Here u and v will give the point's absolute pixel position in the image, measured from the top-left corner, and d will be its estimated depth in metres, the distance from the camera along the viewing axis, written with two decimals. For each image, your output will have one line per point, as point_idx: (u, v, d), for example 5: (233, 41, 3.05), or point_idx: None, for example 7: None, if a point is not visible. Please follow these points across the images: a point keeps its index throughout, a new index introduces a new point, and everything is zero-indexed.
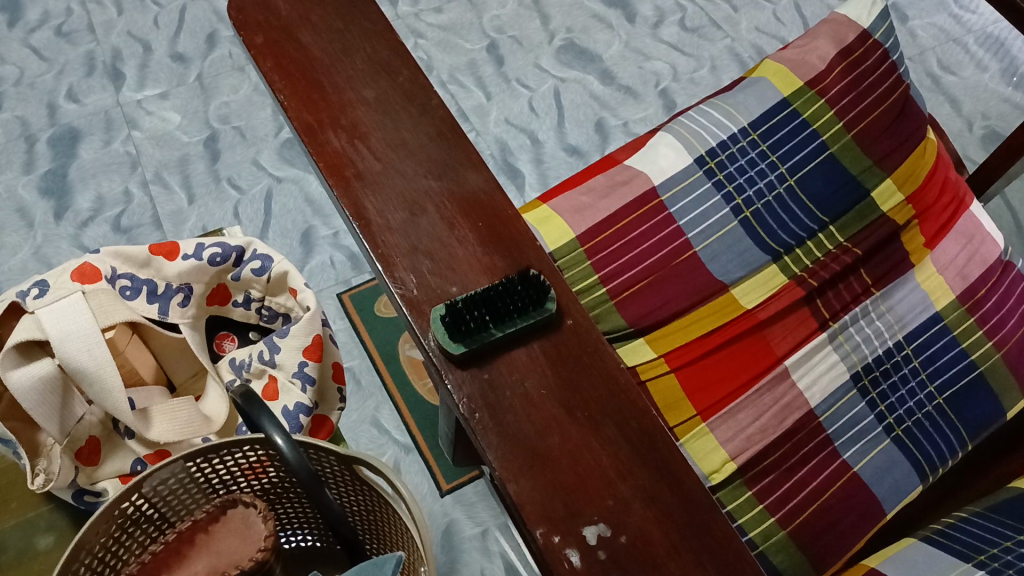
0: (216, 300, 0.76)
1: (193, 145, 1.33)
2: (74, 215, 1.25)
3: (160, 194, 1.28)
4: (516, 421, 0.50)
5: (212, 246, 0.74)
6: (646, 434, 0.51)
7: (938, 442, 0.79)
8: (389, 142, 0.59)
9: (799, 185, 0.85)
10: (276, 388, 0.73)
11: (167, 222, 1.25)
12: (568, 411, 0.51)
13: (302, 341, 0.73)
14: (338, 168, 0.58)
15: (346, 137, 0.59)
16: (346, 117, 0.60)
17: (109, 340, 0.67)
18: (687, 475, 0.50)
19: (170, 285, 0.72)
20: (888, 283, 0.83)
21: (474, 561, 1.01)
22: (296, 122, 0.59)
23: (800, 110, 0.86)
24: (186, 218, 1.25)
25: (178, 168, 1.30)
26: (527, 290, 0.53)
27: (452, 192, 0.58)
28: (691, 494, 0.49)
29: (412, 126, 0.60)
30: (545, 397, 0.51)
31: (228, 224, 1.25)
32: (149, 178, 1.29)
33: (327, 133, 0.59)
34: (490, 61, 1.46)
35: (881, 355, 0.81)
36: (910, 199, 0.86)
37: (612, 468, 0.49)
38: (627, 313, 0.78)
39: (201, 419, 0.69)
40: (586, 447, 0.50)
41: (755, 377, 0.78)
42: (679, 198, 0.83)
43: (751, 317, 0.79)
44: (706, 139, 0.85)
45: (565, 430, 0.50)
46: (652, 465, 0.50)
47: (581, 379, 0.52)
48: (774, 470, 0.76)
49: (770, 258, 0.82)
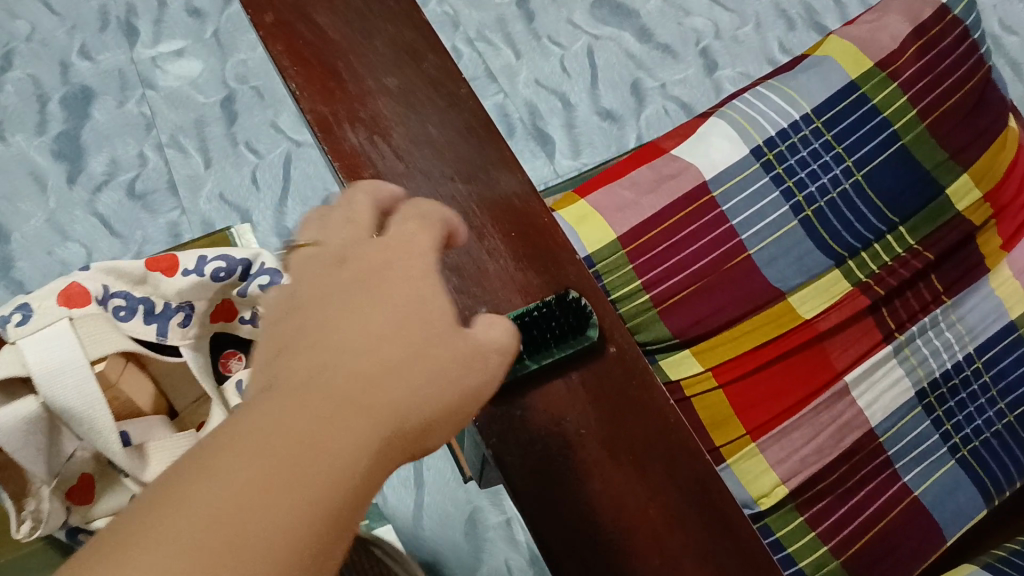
0: (221, 316, 0.57)
1: (209, 106, 1.19)
2: (87, 179, 1.12)
3: (175, 159, 1.15)
4: (551, 469, 0.44)
5: (217, 258, 0.55)
6: (698, 480, 0.46)
7: (1005, 463, 0.74)
8: (412, 139, 0.52)
9: (867, 179, 0.75)
10: None
11: (184, 188, 1.13)
12: (612, 454, 0.45)
13: None
14: (355, 169, 0.51)
15: (365, 133, 0.52)
16: (366, 110, 0.53)
17: (97, 373, 0.52)
18: (743, 525, 0.45)
19: (169, 304, 0.55)
20: (960, 291, 0.75)
21: (499, 551, 0.89)
22: (311, 114, 0.52)
23: (870, 95, 0.77)
24: (203, 184, 1.13)
25: (195, 131, 1.17)
26: (563, 316, 0.47)
27: (482, 197, 0.51)
28: (746, 547, 0.45)
29: (439, 120, 0.53)
30: (585, 438, 0.45)
31: (248, 193, 1.13)
32: (164, 140, 1.16)
33: (343, 129, 0.52)
34: (521, 17, 1.32)
35: (950, 369, 0.75)
36: (987, 197, 0.76)
37: (661, 521, 0.45)
38: (672, 322, 0.71)
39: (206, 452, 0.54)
40: (631, 496, 0.45)
41: (812, 393, 0.72)
42: (733, 194, 0.74)
43: (810, 329, 0.72)
44: (765, 127, 0.76)
45: (607, 476, 0.45)
46: (704, 516, 0.45)
47: (625, 416, 0.46)
48: (830, 492, 0.71)
49: (833, 262, 0.74)
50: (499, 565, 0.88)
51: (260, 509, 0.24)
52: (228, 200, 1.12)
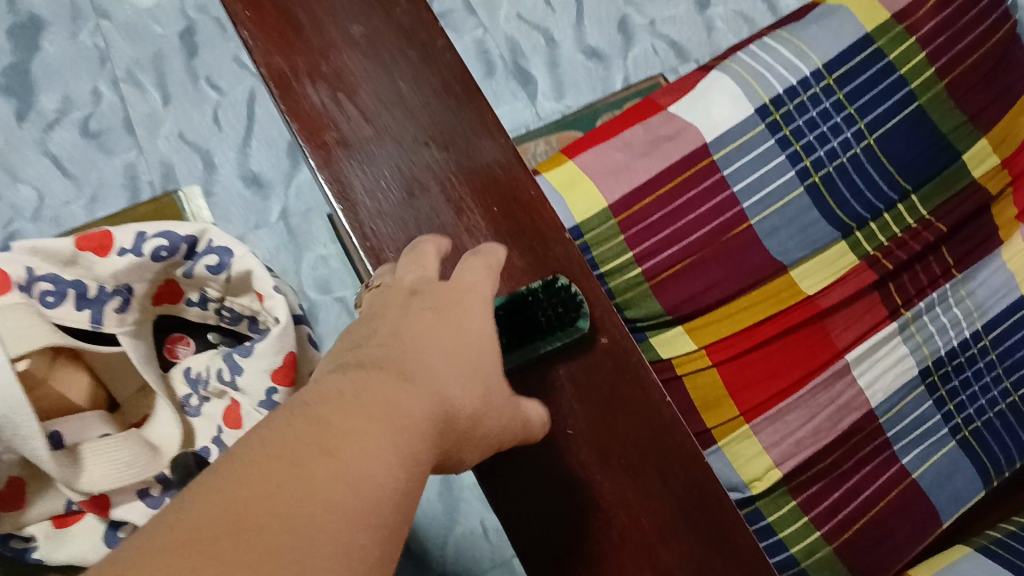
0: (165, 298, 0.52)
1: (167, 37, 0.96)
2: (37, 115, 0.91)
3: (133, 97, 0.93)
4: (531, 475, 0.39)
5: (156, 235, 0.48)
6: (697, 488, 0.40)
7: (1006, 443, 0.71)
8: (381, 98, 0.45)
9: (879, 144, 0.70)
10: (240, 415, 0.50)
11: (141, 128, 0.92)
12: (601, 457, 0.40)
13: (269, 362, 0.47)
14: (317, 133, 0.44)
15: (328, 89, 0.45)
16: (329, 64, 0.45)
17: (21, 372, 0.45)
18: (744, 542, 0.40)
19: (104, 287, 0.48)
20: (971, 265, 0.71)
21: (473, 510, 0.79)
22: (265, 68, 0.45)
23: (885, 50, 0.70)
24: (161, 122, 0.93)
25: (153, 66, 0.95)
26: (554, 303, 0.42)
27: (461, 166, 0.45)
28: (752, 567, 0.39)
29: (412, 78, 0.46)
30: (571, 439, 0.40)
31: (207, 133, 0.93)
32: (121, 75, 0.94)
33: (302, 85, 0.45)
34: None
35: (955, 347, 0.71)
36: (1005, 163, 0.72)
37: (655, 536, 0.39)
38: (665, 298, 0.66)
39: (146, 451, 0.49)
40: (622, 507, 0.39)
41: (813, 373, 0.67)
42: (734, 157, 0.68)
43: (813, 305, 0.67)
44: (772, 84, 0.69)
45: (595, 482, 0.39)
46: (703, 530, 0.39)
47: (617, 415, 0.41)
48: (825, 476, 0.67)
49: (839, 233, 0.68)
50: (474, 527, 0.78)
51: (267, 526, 0.19)
52: (190, 141, 0.92)
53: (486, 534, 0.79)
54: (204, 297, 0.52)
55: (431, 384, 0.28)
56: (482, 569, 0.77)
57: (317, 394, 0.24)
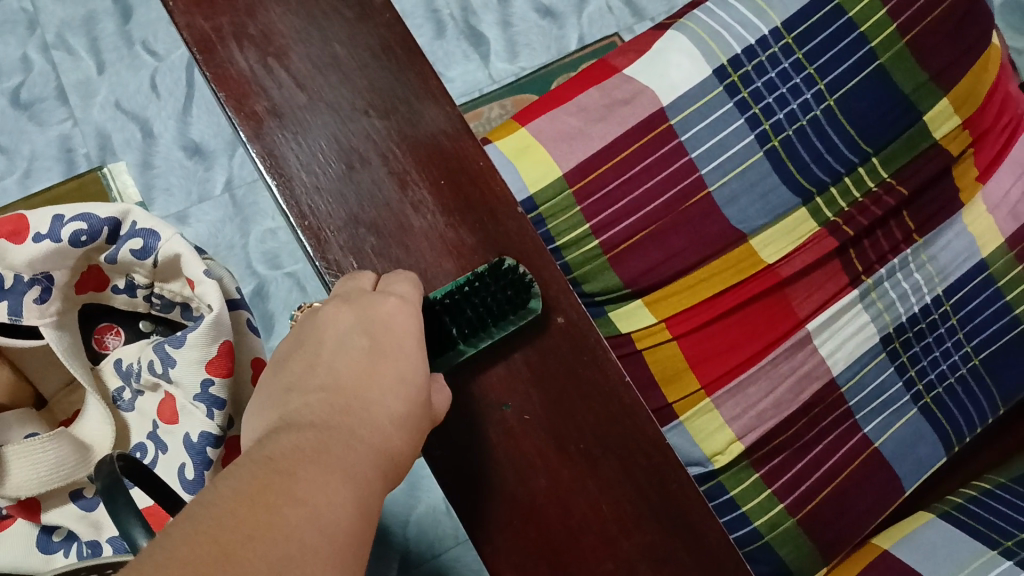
0: (87, 286, 0.48)
1: None
2: None
3: (63, 62, 0.88)
4: (496, 468, 0.42)
5: (74, 219, 0.45)
6: (653, 471, 0.44)
7: (969, 410, 0.71)
8: (312, 63, 0.43)
9: (840, 105, 0.67)
10: (175, 410, 0.47)
11: (75, 95, 0.87)
12: (561, 447, 0.43)
13: (200, 354, 0.44)
14: (245, 102, 0.42)
15: (257, 56, 0.42)
16: (256, 24, 0.43)
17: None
18: (700, 520, 0.45)
19: (21, 277, 0.45)
20: (932, 228, 0.69)
21: (436, 487, 0.78)
22: (188, 31, 0.42)
23: (846, 6, 0.68)
24: (96, 91, 0.88)
25: (83, 27, 0.90)
26: (504, 285, 0.42)
27: (403, 135, 0.43)
28: (701, 541, 0.45)
29: (347, 39, 0.44)
30: (533, 428, 0.43)
31: (145, 103, 0.88)
32: (51, 40, 0.89)
33: (228, 49, 0.42)
34: None
35: (917, 313, 0.70)
36: (967, 123, 0.69)
37: (614, 519, 0.43)
38: (623, 270, 0.63)
39: (78, 452, 0.45)
40: (582, 492, 0.43)
41: (774, 344, 0.66)
42: (693, 122, 0.65)
43: (773, 275, 0.65)
44: (729, 43, 0.66)
45: (555, 471, 0.43)
46: (658, 512, 0.44)
47: (576, 404, 0.44)
48: (787, 447, 0.67)
49: (800, 199, 0.66)
50: (436, 503, 0.77)
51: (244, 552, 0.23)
52: (126, 109, 0.88)
53: (448, 511, 0.78)
54: (131, 284, 0.48)
55: (376, 434, 0.31)
56: (445, 546, 0.76)
57: (272, 452, 0.28)
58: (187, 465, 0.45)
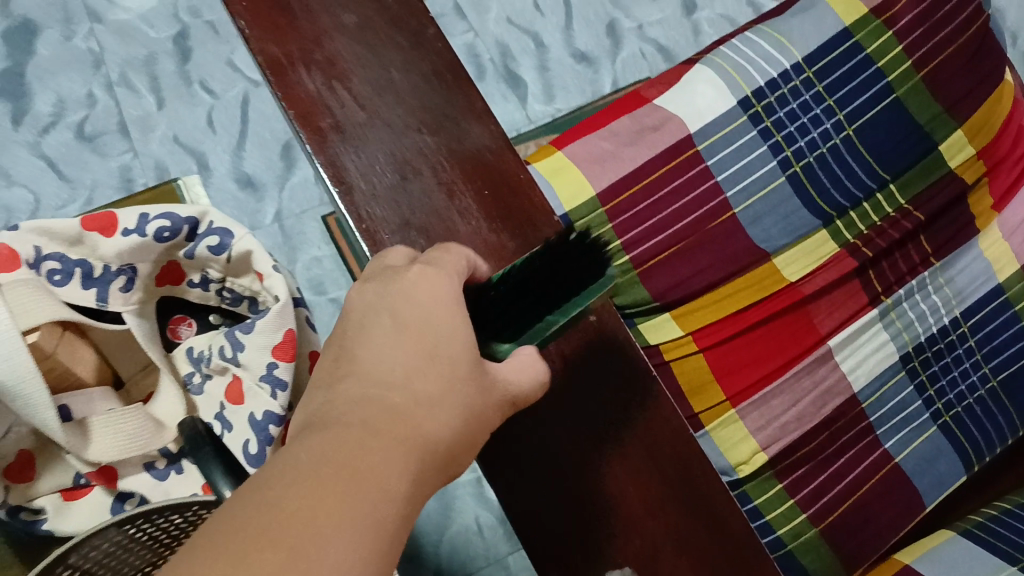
0: (165, 280, 0.53)
1: (160, 41, 0.98)
2: (32, 119, 0.92)
3: (126, 98, 0.94)
4: (527, 448, 0.46)
5: (159, 216, 0.50)
6: (680, 461, 0.47)
7: (987, 428, 0.73)
8: (372, 84, 0.49)
9: (858, 134, 0.72)
10: (242, 391, 0.51)
11: (135, 130, 0.93)
12: (590, 434, 0.46)
13: (269, 337, 0.49)
14: (311, 119, 0.47)
15: (322, 78, 0.48)
16: (321, 51, 0.49)
17: (30, 345, 0.46)
18: (726, 512, 0.47)
19: (109, 267, 0.50)
20: (949, 252, 0.72)
21: (468, 508, 0.81)
22: (261, 55, 0.48)
23: (864, 43, 0.72)
24: (154, 125, 0.94)
25: (144, 67, 0.96)
26: (570, 253, 0.38)
27: (451, 150, 0.48)
28: (728, 533, 0.47)
29: (402, 64, 0.50)
30: (564, 415, 0.46)
31: (202, 135, 0.94)
32: (114, 78, 0.95)
33: (297, 72, 0.48)
34: None
35: (935, 334, 0.72)
36: (982, 153, 0.73)
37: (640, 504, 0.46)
38: (653, 285, 0.67)
39: (152, 426, 0.51)
40: (610, 476, 0.46)
41: (796, 359, 0.69)
42: (718, 148, 0.70)
43: (795, 292, 0.69)
44: (753, 76, 0.71)
45: (585, 456, 0.46)
46: (685, 500, 0.47)
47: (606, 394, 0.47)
48: (809, 460, 0.70)
49: (820, 222, 0.70)
50: (468, 524, 0.80)
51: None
52: (184, 144, 0.93)
53: (480, 531, 0.81)
54: (206, 278, 0.53)
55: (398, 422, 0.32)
56: (476, 566, 0.79)
57: (306, 451, 0.30)
58: (252, 441, 0.49)
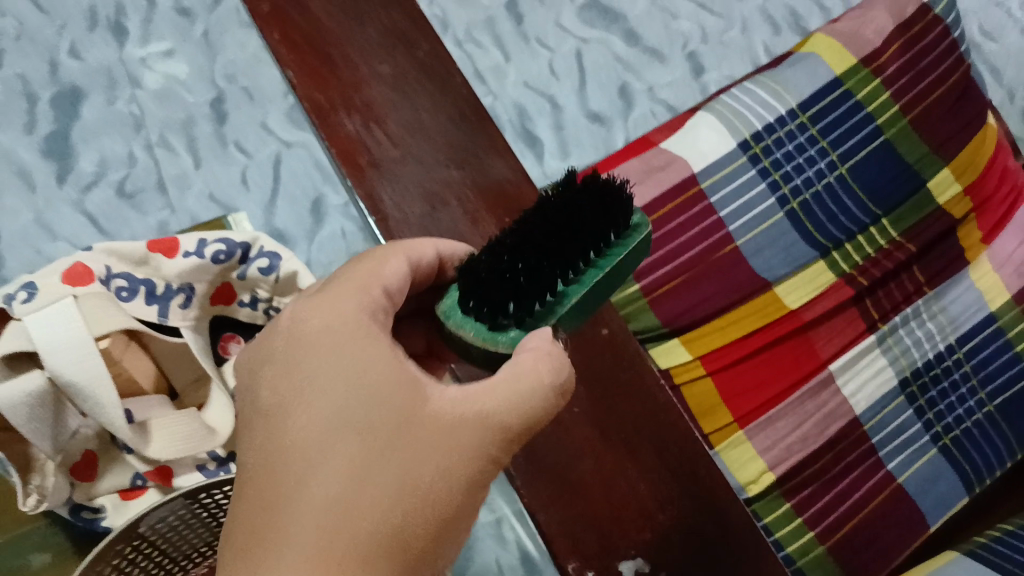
0: (220, 299, 0.59)
1: (196, 103, 0.89)
2: (75, 178, 0.84)
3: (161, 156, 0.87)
4: (552, 451, 0.51)
5: (216, 241, 0.56)
6: (685, 459, 0.52)
7: (986, 452, 0.76)
8: (406, 126, 0.55)
9: (851, 173, 0.78)
10: None
11: (172, 188, 0.86)
12: (604, 435, 0.52)
13: None
14: (352, 156, 0.53)
15: (360, 120, 0.54)
16: (360, 97, 0.55)
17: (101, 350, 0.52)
18: (728, 506, 0.52)
19: (170, 285, 0.56)
20: (941, 282, 0.77)
21: None
22: (305, 101, 0.54)
23: (853, 90, 0.79)
24: (190, 185, 0.86)
25: (178, 127, 0.88)
26: (590, 200, 0.40)
27: (475, 182, 0.55)
28: (729, 522, 0.52)
29: (431, 108, 0.56)
30: (580, 419, 0.52)
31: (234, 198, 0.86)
32: (153, 139, 0.87)
33: (338, 115, 0.54)
34: (510, 17, 1.04)
35: (931, 359, 0.76)
36: (968, 190, 0.80)
37: (650, 498, 0.51)
38: (663, 311, 0.72)
39: (204, 432, 0.56)
40: (622, 474, 0.51)
41: (799, 382, 0.73)
42: (721, 186, 0.76)
43: (796, 318, 0.74)
44: (752, 121, 0.78)
45: (599, 454, 0.52)
46: (691, 497, 0.52)
47: (618, 399, 0.53)
48: (815, 481, 0.72)
49: (818, 253, 0.76)
50: None
51: None
52: (218, 202, 0.86)
53: None
54: (254, 298, 0.60)
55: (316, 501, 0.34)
56: None
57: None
58: None
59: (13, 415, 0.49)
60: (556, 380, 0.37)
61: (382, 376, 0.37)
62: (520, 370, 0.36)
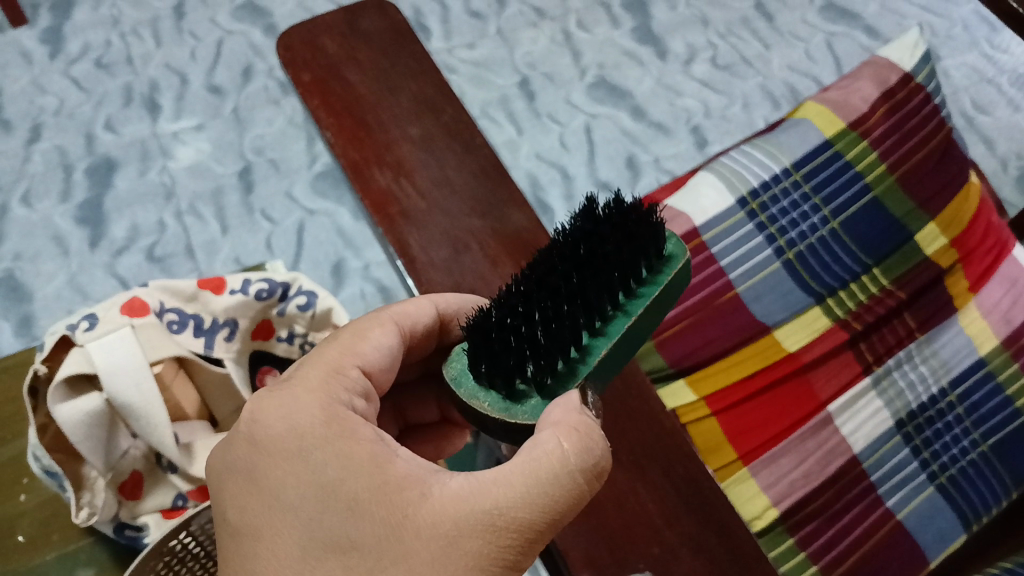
0: (259, 334, 0.64)
1: (227, 176, 1.02)
2: (108, 243, 0.97)
3: (192, 225, 0.99)
4: None
5: (259, 280, 0.62)
6: (692, 481, 0.55)
7: (981, 489, 0.77)
8: (433, 180, 0.60)
9: (843, 227, 0.83)
10: None
11: (201, 252, 0.97)
12: (615, 457, 0.56)
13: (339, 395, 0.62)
14: (382, 207, 0.59)
15: (391, 174, 0.60)
16: (391, 155, 0.61)
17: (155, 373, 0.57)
18: (734, 524, 0.54)
19: (217, 320, 0.61)
20: (933, 327, 0.82)
21: None
22: (342, 158, 0.60)
23: (842, 151, 0.86)
24: (219, 250, 0.97)
25: (212, 197, 1.00)
26: (616, 233, 0.45)
27: (496, 231, 0.60)
28: (734, 539, 0.54)
29: (456, 165, 0.62)
30: None
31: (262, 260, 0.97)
32: (184, 207, 0.99)
33: (372, 171, 0.60)
34: (523, 95, 1.12)
35: (925, 401, 0.79)
36: (954, 242, 0.85)
37: (658, 515, 0.53)
38: (669, 353, 0.77)
39: None
40: (632, 493, 0.54)
41: (801, 421, 0.76)
42: (721, 238, 0.82)
43: (796, 361, 0.78)
44: (748, 179, 0.84)
45: (611, 475, 0.55)
46: (697, 512, 0.54)
47: (627, 424, 0.57)
48: (817, 516, 0.74)
49: (814, 300, 0.81)
50: None
51: None
52: (243, 264, 0.97)
53: None
54: (292, 333, 0.65)
55: None
56: None
57: None
58: None
59: (71, 429, 0.55)
60: (578, 460, 0.40)
61: (365, 480, 0.41)
62: (537, 455, 0.40)
